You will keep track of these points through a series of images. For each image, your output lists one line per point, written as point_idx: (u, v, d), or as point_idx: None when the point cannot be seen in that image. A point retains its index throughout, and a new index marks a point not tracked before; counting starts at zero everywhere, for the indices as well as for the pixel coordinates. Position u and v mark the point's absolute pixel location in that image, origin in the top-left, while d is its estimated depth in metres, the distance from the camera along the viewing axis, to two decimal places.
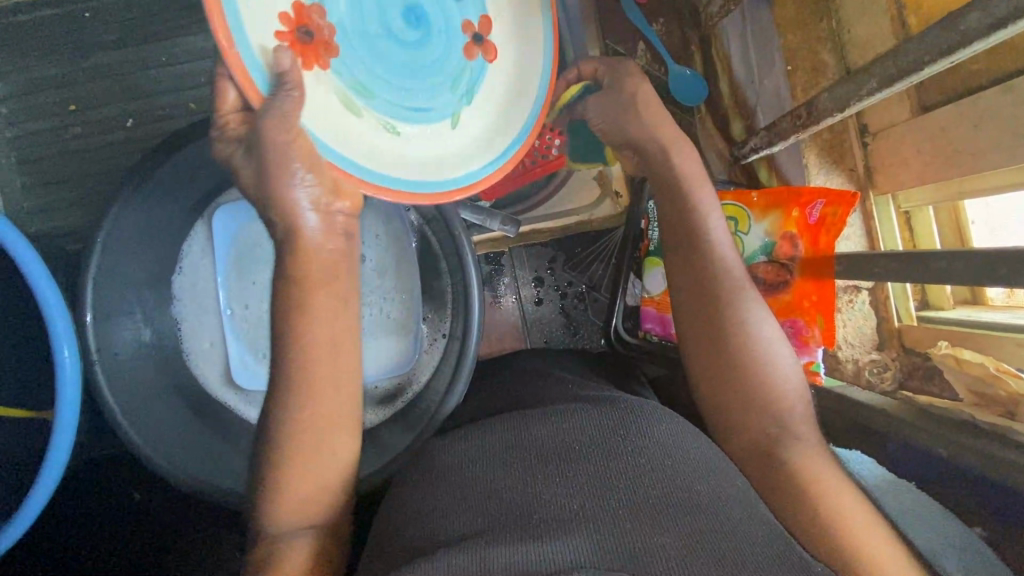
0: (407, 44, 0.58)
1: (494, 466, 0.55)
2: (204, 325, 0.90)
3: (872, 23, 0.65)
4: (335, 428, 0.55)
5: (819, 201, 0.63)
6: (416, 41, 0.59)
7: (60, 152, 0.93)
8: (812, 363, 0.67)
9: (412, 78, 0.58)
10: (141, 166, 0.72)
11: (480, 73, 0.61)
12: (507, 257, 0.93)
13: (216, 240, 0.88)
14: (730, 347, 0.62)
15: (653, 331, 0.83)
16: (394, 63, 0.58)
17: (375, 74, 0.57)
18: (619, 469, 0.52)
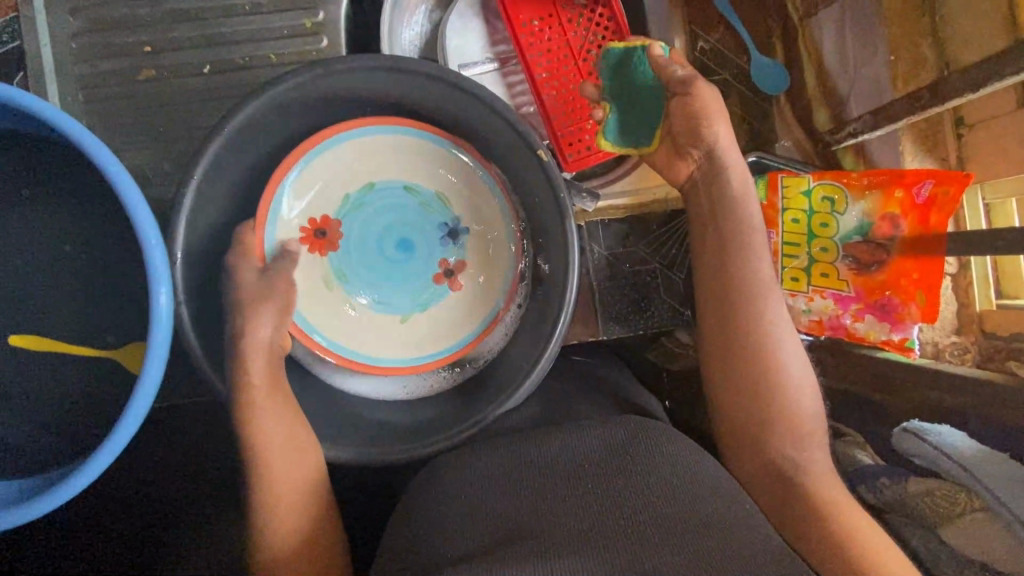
0: (391, 258, 0.84)
1: (499, 482, 0.59)
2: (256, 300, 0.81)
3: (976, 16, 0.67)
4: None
5: (927, 181, 0.66)
6: (399, 259, 0.84)
7: (130, 94, 0.91)
8: (906, 340, 0.70)
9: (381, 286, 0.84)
10: (244, 105, 0.70)
11: (440, 295, 0.84)
12: (582, 232, 0.94)
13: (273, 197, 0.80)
14: (755, 363, 0.69)
15: None
16: (374, 268, 0.84)
17: (357, 271, 0.83)
18: (626, 484, 0.56)
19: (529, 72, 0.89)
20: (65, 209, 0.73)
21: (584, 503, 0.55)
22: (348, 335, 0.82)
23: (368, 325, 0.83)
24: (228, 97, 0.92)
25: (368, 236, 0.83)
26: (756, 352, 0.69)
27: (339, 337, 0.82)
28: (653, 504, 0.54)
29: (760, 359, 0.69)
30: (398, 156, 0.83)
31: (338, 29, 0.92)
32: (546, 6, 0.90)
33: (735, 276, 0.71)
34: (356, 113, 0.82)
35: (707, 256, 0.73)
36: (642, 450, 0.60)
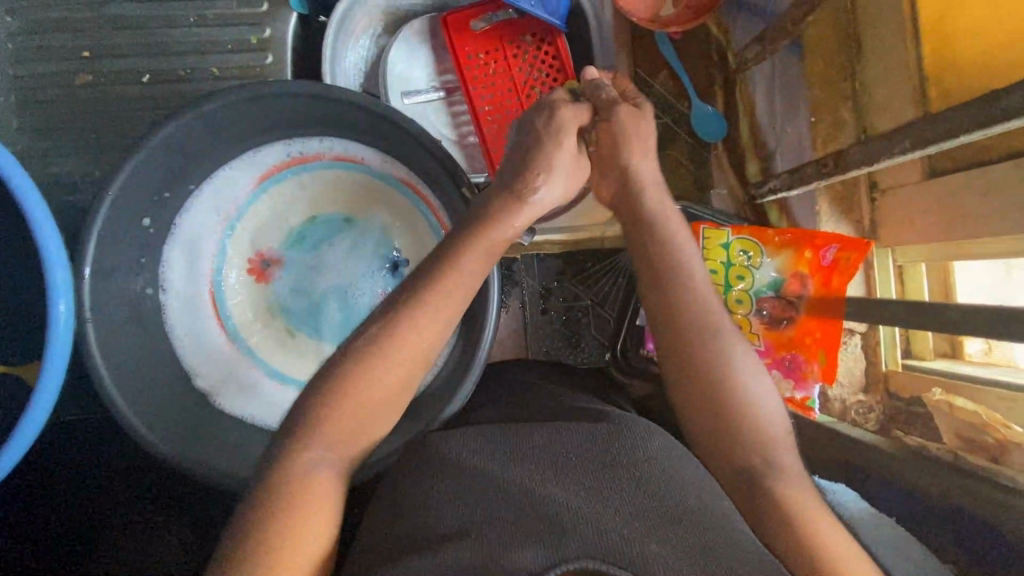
0: (328, 289, 0.87)
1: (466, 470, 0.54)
2: (191, 316, 0.83)
3: (891, 87, 0.69)
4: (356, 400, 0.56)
5: (833, 245, 0.69)
6: (336, 290, 0.87)
7: (66, 98, 0.90)
8: (807, 398, 0.72)
9: (318, 315, 0.87)
10: (165, 123, 0.69)
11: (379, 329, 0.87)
12: (517, 265, 0.94)
13: (215, 219, 0.84)
14: (711, 366, 0.60)
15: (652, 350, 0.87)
16: (313, 298, 0.87)
17: (297, 302, 0.87)
18: (615, 478, 0.51)
19: (472, 105, 0.90)
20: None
21: (579, 490, 0.50)
22: (282, 362, 0.86)
23: (301, 353, 0.86)
24: (167, 108, 0.91)
25: (308, 267, 0.87)
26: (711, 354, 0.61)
27: (274, 363, 0.86)
28: (643, 498, 0.49)
29: (716, 360, 0.60)
30: (339, 190, 0.86)
31: (284, 48, 0.92)
32: (492, 41, 0.91)
33: (665, 289, 0.64)
34: (298, 144, 0.84)
35: (647, 261, 0.66)
36: (627, 446, 0.54)
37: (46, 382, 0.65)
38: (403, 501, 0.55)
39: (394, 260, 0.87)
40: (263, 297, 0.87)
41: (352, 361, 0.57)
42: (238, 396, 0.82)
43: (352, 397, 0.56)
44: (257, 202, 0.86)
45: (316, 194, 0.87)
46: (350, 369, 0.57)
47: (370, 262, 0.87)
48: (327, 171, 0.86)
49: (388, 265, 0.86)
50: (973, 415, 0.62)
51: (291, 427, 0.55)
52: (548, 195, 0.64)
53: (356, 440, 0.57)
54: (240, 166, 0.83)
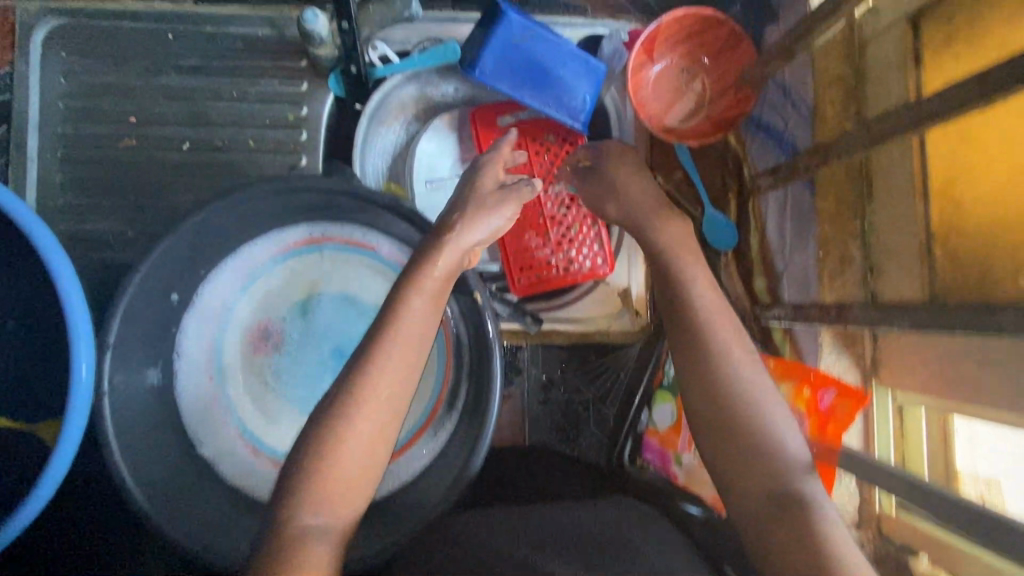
0: (326, 364, 0.89)
1: None
2: (194, 380, 0.85)
3: (899, 236, 0.70)
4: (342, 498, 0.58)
5: (830, 390, 0.72)
6: (334, 366, 0.89)
7: (108, 158, 0.94)
8: None
9: (313, 390, 0.89)
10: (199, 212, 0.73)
11: None
12: (523, 352, 0.96)
13: (230, 287, 0.87)
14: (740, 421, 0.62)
15: (648, 459, 0.91)
16: (310, 372, 0.89)
17: (293, 375, 0.89)
18: None
19: None
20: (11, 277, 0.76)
21: None
22: (272, 434, 0.87)
23: (292, 426, 0.88)
24: (201, 175, 0.95)
25: (309, 341, 0.90)
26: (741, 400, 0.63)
27: (263, 434, 0.87)
28: None
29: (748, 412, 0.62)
30: (349, 269, 0.90)
31: (319, 126, 0.97)
32: (516, 137, 0.94)
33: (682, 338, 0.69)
34: (315, 224, 0.87)
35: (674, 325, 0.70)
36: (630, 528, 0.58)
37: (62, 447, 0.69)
38: None
39: None
40: (261, 366, 0.89)
41: (353, 477, 0.59)
42: (229, 464, 0.84)
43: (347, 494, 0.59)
44: (271, 275, 0.89)
45: (325, 270, 0.89)
46: (344, 481, 0.58)
47: None
48: (339, 251, 0.89)
49: None
50: None
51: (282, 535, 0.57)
52: (474, 227, 0.72)
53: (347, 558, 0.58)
54: (261, 243, 0.87)
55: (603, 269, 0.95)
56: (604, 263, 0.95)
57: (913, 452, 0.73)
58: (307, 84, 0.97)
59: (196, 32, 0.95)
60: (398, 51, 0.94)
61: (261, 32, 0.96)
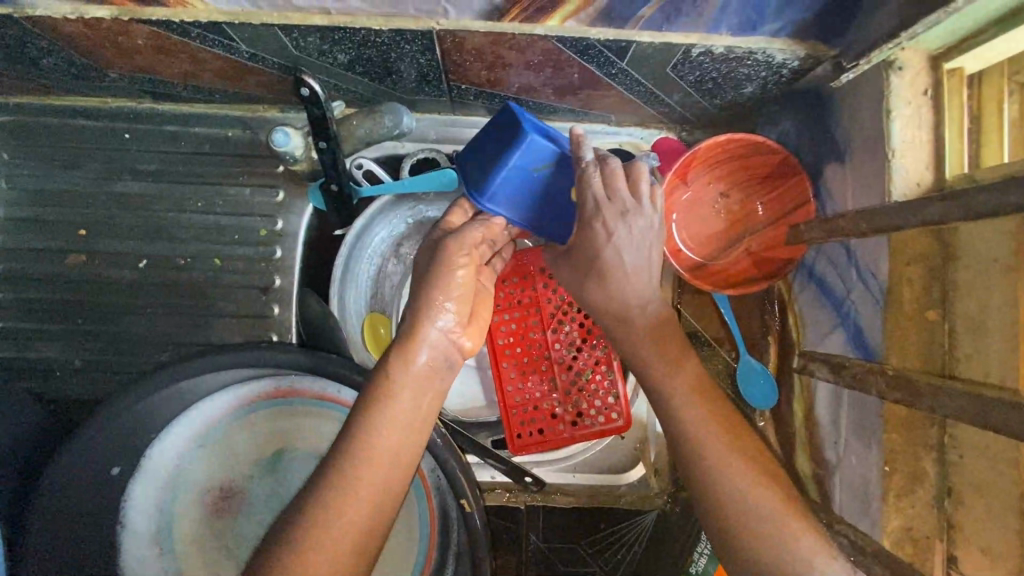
0: None
1: None
2: (140, 560, 0.73)
3: (989, 467, 0.57)
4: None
5: None
6: None
7: (54, 277, 0.82)
8: None
9: None
10: None
11: None
12: (521, 513, 0.84)
13: (181, 448, 0.74)
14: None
15: None
16: None
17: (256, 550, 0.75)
18: None
19: (490, 335, 0.81)
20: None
21: None
22: None
23: None
24: (160, 298, 0.83)
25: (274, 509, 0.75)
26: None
27: None
28: None
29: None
30: (321, 429, 0.75)
31: (296, 243, 0.84)
32: (519, 269, 0.81)
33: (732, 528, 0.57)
34: (280, 378, 0.74)
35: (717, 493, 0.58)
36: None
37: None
38: None
39: None
40: (218, 539, 0.75)
41: None
42: None
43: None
44: (230, 429, 0.75)
45: (294, 428, 0.76)
46: None
47: None
48: (311, 407, 0.75)
49: None
50: None
51: None
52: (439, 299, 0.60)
53: None
54: (217, 397, 0.74)
55: (618, 423, 0.80)
56: (619, 416, 0.80)
57: None
58: (283, 194, 0.84)
59: (156, 133, 0.82)
60: (380, 158, 0.84)
61: (232, 133, 0.83)
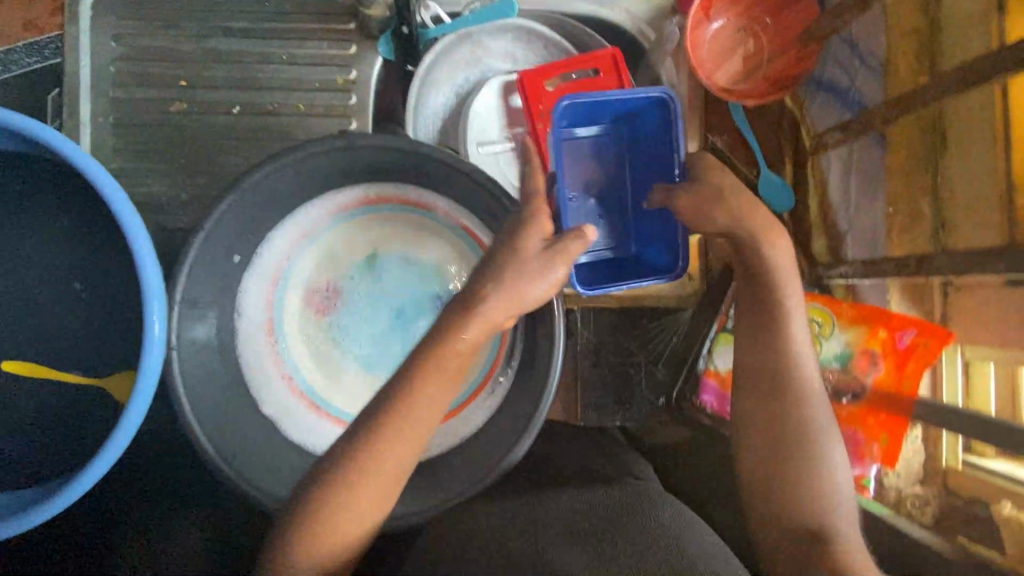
0: (383, 324, 0.91)
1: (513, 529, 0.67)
2: (258, 342, 0.86)
3: (977, 190, 0.70)
4: (357, 518, 0.64)
5: (910, 330, 0.74)
6: (391, 324, 0.91)
7: (160, 123, 0.94)
8: (864, 477, 0.75)
9: (373, 350, 0.90)
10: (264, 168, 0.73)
11: None
12: (574, 315, 0.96)
13: (288, 248, 0.87)
14: (789, 451, 0.66)
15: (708, 404, 0.85)
16: (368, 332, 0.90)
17: (354, 335, 0.90)
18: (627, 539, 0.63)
19: (542, 160, 0.92)
20: (81, 241, 0.78)
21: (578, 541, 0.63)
22: (334, 393, 0.88)
23: (350, 385, 0.89)
24: (251, 139, 0.95)
25: (368, 302, 0.91)
26: (799, 427, 0.67)
27: (325, 393, 0.88)
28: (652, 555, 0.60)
29: (803, 438, 0.67)
30: (404, 232, 0.90)
31: (368, 90, 0.96)
32: None
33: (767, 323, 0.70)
34: (371, 185, 0.87)
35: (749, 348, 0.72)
36: (644, 510, 0.68)
37: (73, 485, 0.68)
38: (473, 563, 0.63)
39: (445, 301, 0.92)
40: (319, 328, 0.90)
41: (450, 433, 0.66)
42: (297, 419, 0.86)
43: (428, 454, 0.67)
44: (328, 236, 0.89)
45: (382, 232, 0.90)
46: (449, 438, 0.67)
47: (424, 302, 0.91)
48: (396, 212, 0.89)
49: (441, 305, 0.91)
50: None
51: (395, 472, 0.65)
52: (525, 277, 0.67)
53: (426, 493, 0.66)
54: (317, 204, 0.86)
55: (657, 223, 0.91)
56: None
57: (980, 401, 0.73)
58: (356, 47, 0.95)
59: None
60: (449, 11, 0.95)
61: None
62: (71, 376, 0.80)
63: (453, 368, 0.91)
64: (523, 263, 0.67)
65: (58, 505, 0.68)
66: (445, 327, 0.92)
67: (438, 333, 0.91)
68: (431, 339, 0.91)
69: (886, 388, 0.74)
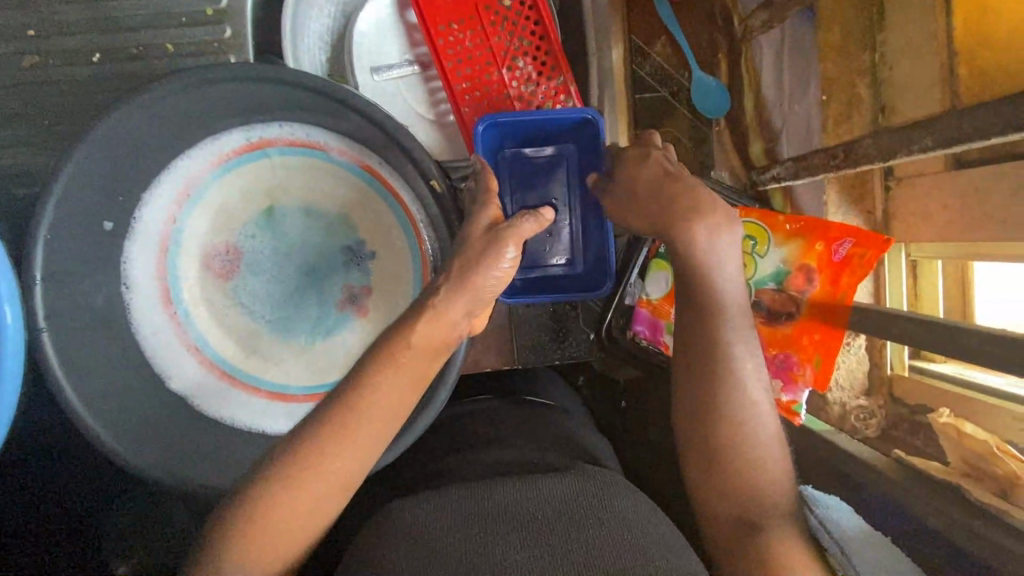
0: (292, 283, 0.82)
1: (450, 523, 0.61)
2: (154, 316, 0.78)
3: None
4: (294, 516, 0.61)
5: (848, 240, 0.75)
6: (302, 282, 0.82)
7: (14, 80, 0.83)
8: (794, 401, 0.78)
9: (286, 312, 0.82)
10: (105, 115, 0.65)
11: (341, 324, 0.82)
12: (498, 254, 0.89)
13: (171, 207, 0.77)
14: (729, 448, 0.63)
15: (641, 334, 0.86)
16: (277, 293, 0.81)
17: (261, 298, 0.81)
18: (579, 535, 0.59)
19: (447, 81, 0.82)
20: None
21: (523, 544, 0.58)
22: (248, 362, 0.81)
23: (265, 352, 0.81)
24: (122, 90, 0.84)
25: (271, 259, 0.81)
26: (739, 423, 0.63)
27: (238, 363, 0.81)
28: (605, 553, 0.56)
29: (743, 437, 0.63)
30: (301, 176, 0.80)
31: (244, 19, 0.84)
32: (467, 6, 0.82)
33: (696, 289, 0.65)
34: (252, 126, 0.76)
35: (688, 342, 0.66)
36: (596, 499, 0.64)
37: None
38: (409, 550, 0.58)
39: (357, 252, 0.82)
40: (221, 294, 0.81)
41: (358, 398, 0.62)
42: (210, 394, 0.79)
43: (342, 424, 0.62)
44: (214, 190, 0.79)
45: (276, 180, 0.79)
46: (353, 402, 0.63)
47: (335, 255, 0.82)
48: (288, 155, 0.78)
49: (353, 256, 0.82)
50: (981, 444, 0.69)
51: (302, 443, 0.62)
52: (469, 258, 0.64)
53: (339, 463, 0.62)
54: (194, 154, 0.77)
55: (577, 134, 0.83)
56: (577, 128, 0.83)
57: (929, 301, 0.83)
58: None
59: None
60: None
61: None
62: None
63: (375, 322, 0.82)
64: (472, 251, 0.64)
65: None
66: (362, 280, 0.82)
67: (355, 287, 0.82)
68: (348, 294, 0.82)
69: (822, 299, 0.75)
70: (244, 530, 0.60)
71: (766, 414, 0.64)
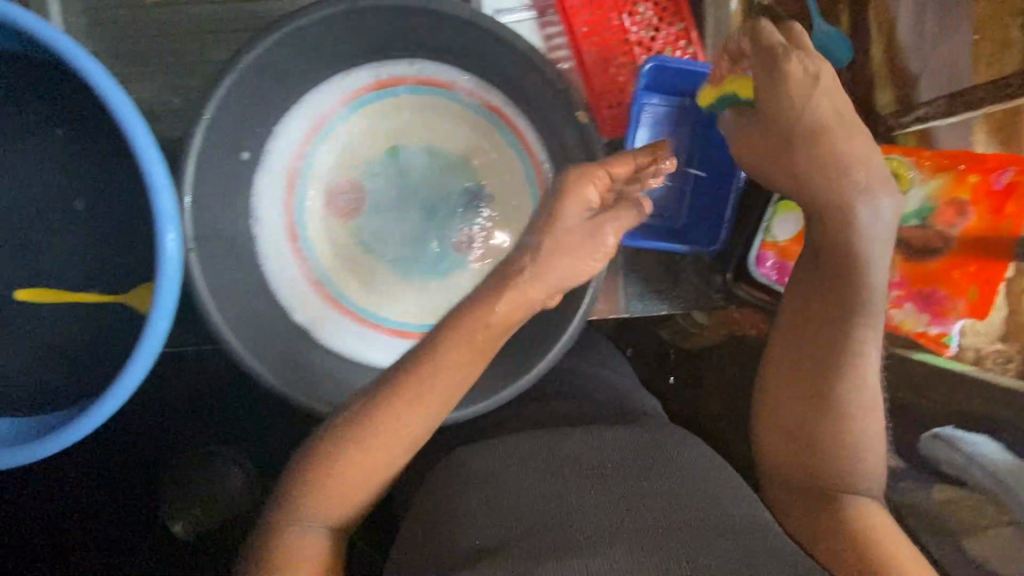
0: (413, 223, 0.83)
1: (513, 471, 0.60)
2: (280, 248, 0.79)
3: None
4: (359, 479, 0.59)
5: (1009, 168, 0.71)
6: (422, 223, 0.83)
7: (136, 18, 0.84)
8: (943, 334, 0.77)
9: (406, 252, 0.83)
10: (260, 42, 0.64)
11: (459, 265, 0.83)
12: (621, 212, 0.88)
13: (303, 142, 0.78)
14: (827, 428, 0.63)
15: (767, 275, 0.79)
16: (398, 233, 0.83)
17: (383, 237, 0.82)
18: (655, 491, 0.56)
19: (568, 25, 0.82)
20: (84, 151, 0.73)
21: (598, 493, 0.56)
22: (368, 298, 0.82)
23: (385, 290, 0.83)
24: (240, 32, 0.85)
25: (394, 199, 0.82)
26: (852, 408, 0.63)
27: (359, 299, 0.82)
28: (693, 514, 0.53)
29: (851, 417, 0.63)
30: (428, 116, 0.80)
31: None
32: None
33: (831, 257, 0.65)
34: (387, 62, 0.77)
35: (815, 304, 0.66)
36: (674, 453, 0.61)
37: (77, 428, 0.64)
38: (481, 496, 0.57)
39: (478, 194, 0.82)
40: (345, 231, 0.82)
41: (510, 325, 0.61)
42: (331, 328, 0.80)
43: (411, 386, 0.60)
44: (344, 127, 0.79)
45: (403, 119, 0.80)
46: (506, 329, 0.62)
47: (456, 197, 0.83)
48: (418, 93, 0.79)
49: (474, 197, 0.82)
50: None
51: (446, 365, 0.60)
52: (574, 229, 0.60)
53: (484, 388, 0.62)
54: (327, 88, 0.77)
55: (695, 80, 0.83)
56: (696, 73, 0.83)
57: None
58: None
59: None
60: None
61: None
62: (88, 295, 0.75)
63: (493, 265, 0.83)
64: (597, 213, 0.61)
65: (84, 425, 0.64)
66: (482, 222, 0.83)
67: (474, 229, 0.83)
68: (467, 236, 0.83)
69: (980, 232, 0.72)
70: (311, 483, 0.59)
71: (870, 404, 0.63)
